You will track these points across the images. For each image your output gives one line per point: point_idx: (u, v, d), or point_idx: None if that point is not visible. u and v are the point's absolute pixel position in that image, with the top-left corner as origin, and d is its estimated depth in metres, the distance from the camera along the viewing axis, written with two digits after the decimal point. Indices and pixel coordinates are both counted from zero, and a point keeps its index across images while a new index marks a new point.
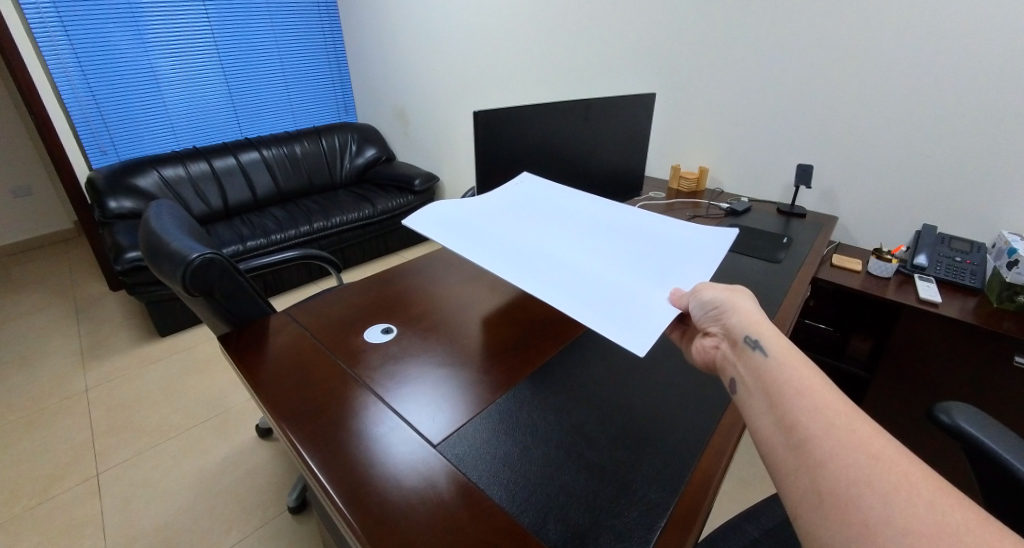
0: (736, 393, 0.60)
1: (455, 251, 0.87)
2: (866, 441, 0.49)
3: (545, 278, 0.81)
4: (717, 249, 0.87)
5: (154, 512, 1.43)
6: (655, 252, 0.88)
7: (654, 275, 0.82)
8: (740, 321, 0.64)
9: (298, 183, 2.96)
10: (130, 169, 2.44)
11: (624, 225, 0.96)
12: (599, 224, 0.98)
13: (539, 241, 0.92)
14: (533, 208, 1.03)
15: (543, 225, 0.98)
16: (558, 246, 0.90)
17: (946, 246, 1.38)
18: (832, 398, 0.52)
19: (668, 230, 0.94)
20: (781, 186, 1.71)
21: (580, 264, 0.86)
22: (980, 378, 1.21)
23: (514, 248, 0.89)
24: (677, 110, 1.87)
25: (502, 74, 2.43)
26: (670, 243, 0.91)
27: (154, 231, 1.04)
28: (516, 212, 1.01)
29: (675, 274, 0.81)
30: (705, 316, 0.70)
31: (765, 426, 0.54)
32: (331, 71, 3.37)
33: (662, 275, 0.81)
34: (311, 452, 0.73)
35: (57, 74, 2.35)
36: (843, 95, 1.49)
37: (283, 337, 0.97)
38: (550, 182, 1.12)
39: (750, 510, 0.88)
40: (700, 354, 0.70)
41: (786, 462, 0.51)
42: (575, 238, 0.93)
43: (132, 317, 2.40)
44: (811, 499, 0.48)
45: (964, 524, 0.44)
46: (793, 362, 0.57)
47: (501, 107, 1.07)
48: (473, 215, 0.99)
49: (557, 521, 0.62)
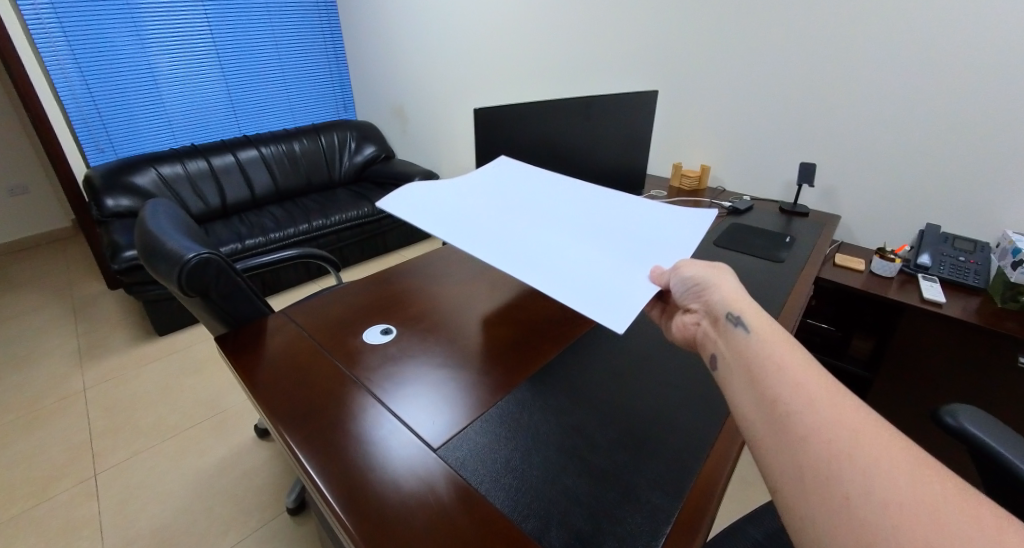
0: (717, 369, 0.61)
1: (449, 234, 0.85)
2: (861, 431, 0.47)
3: (528, 258, 0.80)
4: (695, 228, 0.86)
5: (150, 514, 1.42)
6: (637, 233, 0.87)
7: (636, 255, 0.81)
8: (721, 298, 0.65)
9: (297, 181, 2.95)
10: (127, 168, 2.42)
11: (605, 211, 0.95)
12: (578, 209, 0.95)
13: (521, 226, 0.90)
14: (514, 194, 1.00)
15: (530, 213, 0.94)
16: (538, 229, 0.88)
17: (949, 245, 1.37)
18: (813, 375, 0.52)
19: (650, 211, 0.94)
20: (782, 184, 1.70)
21: (563, 245, 0.84)
22: (981, 378, 1.20)
23: (498, 232, 0.87)
24: (677, 106, 1.85)
25: (501, 70, 2.42)
26: (650, 226, 0.89)
27: (150, 231, 1.03)
28: (499, 197, 0.99)
29: (657, 254, 0.81)
30: (686, 293, 0.71)
31: (747, 404, 0.54)
32: (330, 68, 3.34)
33: (643, 255, 0.81)
34: (309, 456, 0.71)
35: (54, 71, 2.33)
36: (844, 93, 1.48)
37: (281, 338, 0.96)
38: (525, 167, 1.09)
39: (753, 512, 0.87)
40: (681, 330, 0.72)
41: (767, 438, 0.50)
42: (556, 222, 0.91)
43: (130, 316, 2.39)
44: (792, 474, 0.47)
45: (947, 496, 0.43)
46: (774, 338, 0.58)
47: (496, 106, 1.06)
48: (451, 200, 0.96)
49: (559, 528, 0.61)
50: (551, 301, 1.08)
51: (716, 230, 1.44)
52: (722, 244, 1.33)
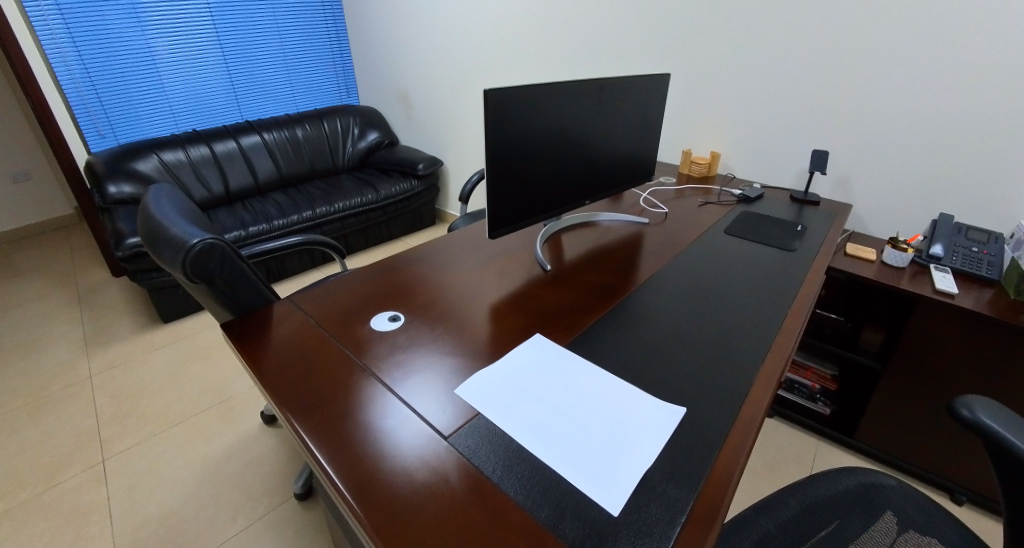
0: None
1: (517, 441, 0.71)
2: None
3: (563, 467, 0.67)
4: (656, 438, 0.71)
5: (158, 500, 1.42)
6: (596, 438, 0.72)
7: (583, 477, 0.65)
8: None
9: (300, 167, 2.92)
10: (129, 154, 2.40)
11: (576, 386, 0.81)
12: (564, 388, 0.80)
13: (544, 422, 0.74)
14: (536, 378, 0.82)
15: (536, 409, 0.76)
16: (553, 425, 0.74)
17: (963, 236, 1.35)
18: None
19: (581, 374, 0.83)
20: (795, 172, 1.67)
21: (569, 436, 0.72)
22: (992, 370, 1.19)
23: (543, 436, 0.72)
24: (689, 90, 1.81)
25: (509, 53, 2.36)
26: (593, 393, 0.79)
27: (154, 216, 1.01)
28: (531, 381, 0.81)
29: (610, 478, 0.65)
30: None
31: None
32: (332, 52, 3.28)
33: (591, 479, 0.65)
34: (320, 444, 0.71)
35: (52, 54, 2.30)
36: (865, 77, 1.43)
37: (287, 326, 0.96)
38: (545, 346, 0.90)
39: (763, 502, 0.87)
40: None
41: None
42: (557, 409, 0.77)
43: (135, 304, 2.39)
44: None
45: None
46: None
47: (514, 86, 0.99)
48: (507, 391, 0.79)
49: (573, 518, 0.60)
50: (560, 290, 1.07)
51: (726, 219, 1.42)
52: (733, 233, 1.31)
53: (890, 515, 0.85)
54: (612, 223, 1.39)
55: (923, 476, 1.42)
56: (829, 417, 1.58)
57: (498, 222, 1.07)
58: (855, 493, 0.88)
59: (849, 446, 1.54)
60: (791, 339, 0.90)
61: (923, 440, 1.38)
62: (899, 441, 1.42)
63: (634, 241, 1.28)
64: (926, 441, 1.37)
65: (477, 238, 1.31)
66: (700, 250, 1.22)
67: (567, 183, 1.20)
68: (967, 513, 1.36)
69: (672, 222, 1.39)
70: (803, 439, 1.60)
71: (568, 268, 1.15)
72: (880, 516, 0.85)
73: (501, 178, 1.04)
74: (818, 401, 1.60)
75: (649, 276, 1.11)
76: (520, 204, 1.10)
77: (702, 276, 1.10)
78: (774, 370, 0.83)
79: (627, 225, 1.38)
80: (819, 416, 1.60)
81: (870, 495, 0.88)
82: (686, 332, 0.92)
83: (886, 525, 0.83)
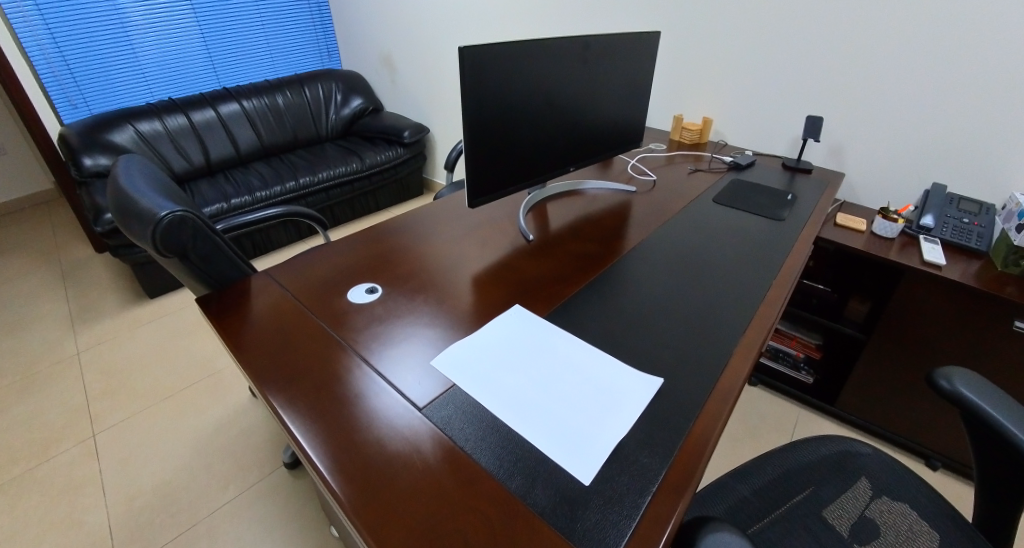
0: None
1: (495, 416, 0.70)
2: None
3: (541, 441, 0.66)
4: (634, 408, 0.70)
5: (152, 471, 1.43)
6: (573, 409, 0.71)
7: (556, 449, 0.65)
8: None
9: (283, 137, 2.83)
10: (104, 124, 2.31)
11: (558, 357, 0.79)
12: (548, 361, 0.79)
13: (524, 394, 0.73)
14: (518, 350, 0.81)
15: (516, 381, 0.75)
16: (532, 398, 0.73)
17: (954, 207, 1.33)
18: None
19: (561, 346, 0.81)
20: (788, 139, 1.62)
21: (550, 410, 0.71)
22: (974, 341, 1.20)
23: (523, 408, 0.71)
24: (680, 50, 1.74)
25: (494, 11, 2.26)
26: (573, 368, 0.78)
27: (123, 190, 0.97)
28: (513, 355, 0.80)
29: (584, 450, 0.65)
30: None
31: None
32: (311, 12, 3.12)
33: (566, 451, 0.65)
34: (296, 418, 0.70)
35: (15, 20, 2.17)
36: (865, 39, 1.37)
37: (264, 299, 0.94)
38: (529, 317, 0.88)
39: (742, 468, 0.88)
40: None
41: None
42: (537, 381, 0.75)
43: (121, 279, 2.34)
44: None
45: None
46: None
47: (495, 44, 0.94)
48: (489, 366, 0.78)
49: (546, 487, 0.60)
50: (542, 260, 1.04)
51: (715, 187, 1.39)
52: (722, 201, 1.29)
53: (864, 481, 0.86)
54: (599, 191, 1.36)
55: (900, 442, 1.45)
56: (812, 385, 1.60)
57: (478, 190, 1.04)
58: (832, 460, 0.89)
59: (831, 413, 1.56)
60: (774, 310, 0.89)
61: (902, 409, 1.40)
62: (880, 410, 1.44)
63: (621, 209, 1.26)
64: (907, 410, 1.39)
65: (460, 207, 1.27)
66: (687, 219, 1.20)
67: (551, 150, 1.16)
68: (942, 478, 1.39)
69: (660, 190, 1.36)
70: (787, 406, 1.62)
71: (552, 238, 1.13)
72: (855, 482, 0.86)
73: (481, 143, 1.00)
74: (802, 370, 1.62)
75: (635, 245, 1.09)
76: (501, 172, 1.07)
77: (687, 247, 1.08)
78: (754, 341, 0.82)
79: (614, 193, 1.35)
80: (802, 384, 1.62)
81: (846, 464, 0.88)
82: (670, 303, 0.91)
83: (860, 490, 0.85)
